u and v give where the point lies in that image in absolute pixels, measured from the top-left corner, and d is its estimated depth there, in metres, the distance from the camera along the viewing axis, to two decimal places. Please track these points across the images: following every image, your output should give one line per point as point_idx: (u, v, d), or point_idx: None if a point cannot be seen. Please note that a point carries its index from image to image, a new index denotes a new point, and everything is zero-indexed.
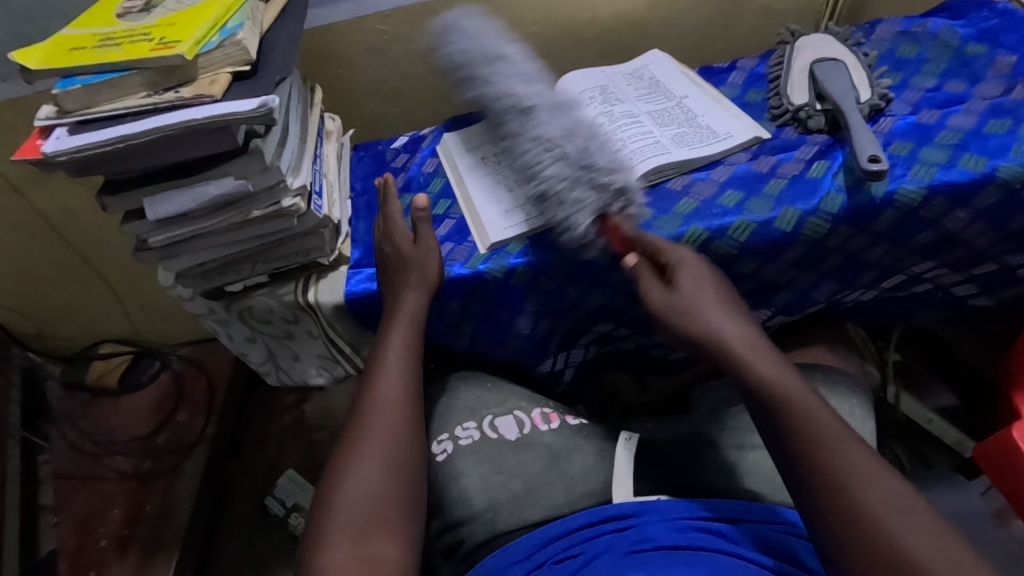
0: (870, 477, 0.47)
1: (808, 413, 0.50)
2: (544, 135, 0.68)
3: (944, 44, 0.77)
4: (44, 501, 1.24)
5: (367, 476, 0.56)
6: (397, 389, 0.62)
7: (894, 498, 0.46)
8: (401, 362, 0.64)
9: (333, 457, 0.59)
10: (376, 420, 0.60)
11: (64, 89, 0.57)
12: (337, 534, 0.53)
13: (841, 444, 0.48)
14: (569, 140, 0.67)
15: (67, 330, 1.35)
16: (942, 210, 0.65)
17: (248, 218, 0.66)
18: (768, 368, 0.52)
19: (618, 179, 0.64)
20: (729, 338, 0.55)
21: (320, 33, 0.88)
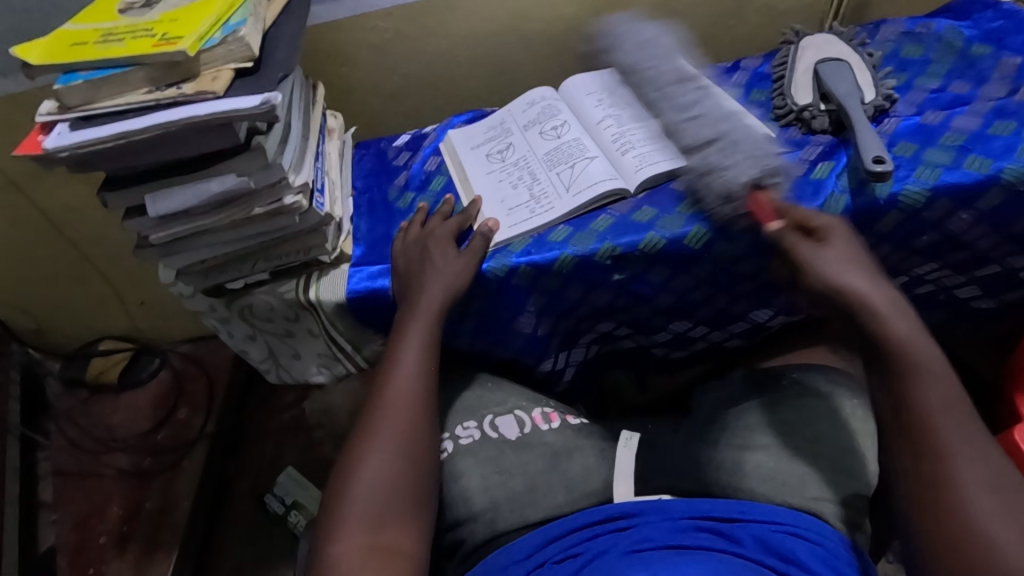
0: (975, 455, 0.50)
1: (935, 380, 0.53)
2: (695, 108, 0.69)
3: (949, 45, 0.77)
4: (43, 498, 1.23)
5: (379, 470, 0.56)
6: (415, 383, 0.62)
7: (989, 475, 0.49)
8: (420, 355, 0.64)
9: (347, 450, 0.59)
10: (390, 413, 0.60)
11: (65, 84, 0.57)
12: (350, 525, 0.53)
13: (948, 415, 0.52)
14: (721, 119, 0.68)
15: (67, 327, 1.35)
16: (945, 211, 0.65)
17: (249, 216, 0.66)
18: (904, 328, 0.56)
19: (771, 159, 0.64)
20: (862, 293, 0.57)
21: (322, 30, 0.88)
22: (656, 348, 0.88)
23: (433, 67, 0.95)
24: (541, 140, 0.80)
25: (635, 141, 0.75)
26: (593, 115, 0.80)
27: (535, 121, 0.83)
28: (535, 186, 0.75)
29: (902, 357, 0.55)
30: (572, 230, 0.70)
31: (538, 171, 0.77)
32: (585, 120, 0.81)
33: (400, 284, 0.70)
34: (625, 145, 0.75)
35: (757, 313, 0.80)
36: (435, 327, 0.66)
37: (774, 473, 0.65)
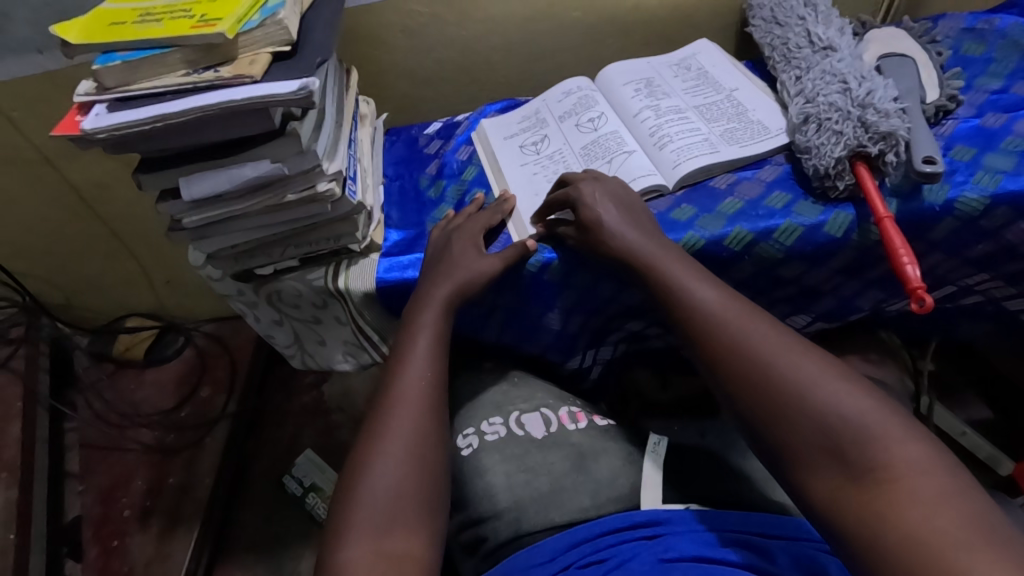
0: (839, 430, 0.44)
1: (763, 363, 0.49)
2: (835, 72, 0.69)
3: (1014, 42, 0.72)
4: (70, 469, 1.26)
5: (389, 472, 0.54)
6: (422, 379, 0.60)
7: (853, 430, 0.44)
8: (429, 353, 0.62)
9: (358, 447, 0.57)
10: (397, 411, 0.58)
11: (103, 64, 0.56)
12: (358, 531, 0.51)
13: (779, 385, 0.48)
14: (858, 81, 0.67)
15: (96, 303, 1.36)
16: (1004, 220, 0.61)
17: (282, 202, 0.65)
18: (718, 304, 0.55)
19: (895, 125, 0.62)
20: (674, 275, 0.58)
21: (357, 13, 0.86)
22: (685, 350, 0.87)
23: (468, 53, 0.93)
24: (576, 132, 0.78)
25: (676, 134, 0.72)
26: (631, 109, 0.78)
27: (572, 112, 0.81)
28: None
29: (722, 348, 0.52)
30: None
31: (573, 163, 0.75)
32: (623, 112, 0.79)
33: (427, 272, 0.69)
34: (664, 139, 0.72)
35: (795, 319, 0.76)
36: (444, 324, 0.65)
37: None
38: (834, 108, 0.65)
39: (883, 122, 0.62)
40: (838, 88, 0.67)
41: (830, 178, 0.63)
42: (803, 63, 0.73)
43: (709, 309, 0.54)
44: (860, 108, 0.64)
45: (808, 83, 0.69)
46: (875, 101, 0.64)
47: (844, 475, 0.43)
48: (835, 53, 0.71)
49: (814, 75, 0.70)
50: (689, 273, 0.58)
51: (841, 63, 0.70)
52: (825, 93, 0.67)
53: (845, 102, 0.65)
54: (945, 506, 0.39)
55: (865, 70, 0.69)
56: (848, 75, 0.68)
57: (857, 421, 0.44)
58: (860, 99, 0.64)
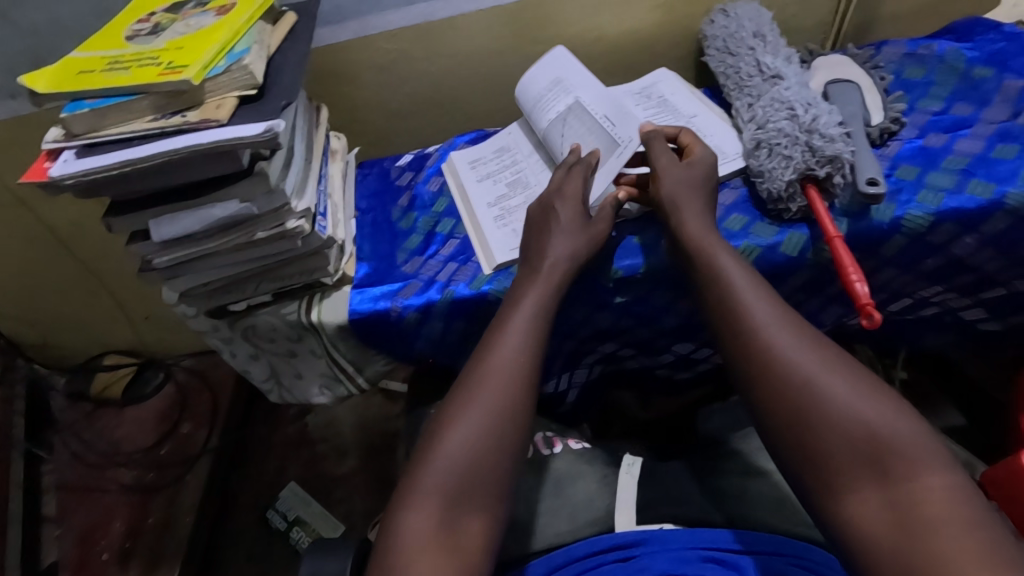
0: (883, 432, 0.46)
1: (811, 371, 0.51)
2: (783, 100, 0.72)
3: (952, 66, 0.77)
4: (47, 513, 1.23)
5: (468, 436, 0.54)
6: (520, 358, 0.58)
7: (895, 451, 0.46)
8: (526, 332, 0.60)
9: (439, 411, 0.58)
10: (488, 378, 0.57)
11: (72, 112, 0.58)
12: (426, 491, 0.52)
13: (823, 393, 0.49)
14: (805, 108, 0.70)
15: (73, 342, 1.35)
16: (950, 235, 0.64)
17: (252, 239, 0.66)
18: (768, 306, 0.56)
19: (838, 149, 0.65)
20: (726, 265, 0.59)
21: (327, 52, 0.89)
22: (660, 369, 0.88)
23: (437, 86, 0.95)
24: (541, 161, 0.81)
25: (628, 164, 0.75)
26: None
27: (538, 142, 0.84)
28: None
29: (768, 350, 0.53)
30: None
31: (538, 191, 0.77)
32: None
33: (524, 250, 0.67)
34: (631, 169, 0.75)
35: None
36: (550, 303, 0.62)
37: (779, 500, 0.64)
38: (783, 135, 0.68)
39: (829, 147, 0.64)
40: (786, 115, 0.70)
41: (783, 201, 0.66)
42: (754, 91, 0.76)
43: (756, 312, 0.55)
44: (807, 134, 0.67)
45: (758, 111, 0.73)
46: (820, 127, 0.67)
47: (881, 491, 0.45)
48: (783, 81, 0.75)
49: (764, 103, 0.73)
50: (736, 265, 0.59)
51: (789, 90, 0.73)
52: (773, 121, 0.70)
53: (793, 128, 0.68)
54: (980, 529, 0.41)
55: (812, 96, 0.72)
56: (795, 102, 0.71)
57: (898, 444, 0.46)
58: (807, 126, 0.67)
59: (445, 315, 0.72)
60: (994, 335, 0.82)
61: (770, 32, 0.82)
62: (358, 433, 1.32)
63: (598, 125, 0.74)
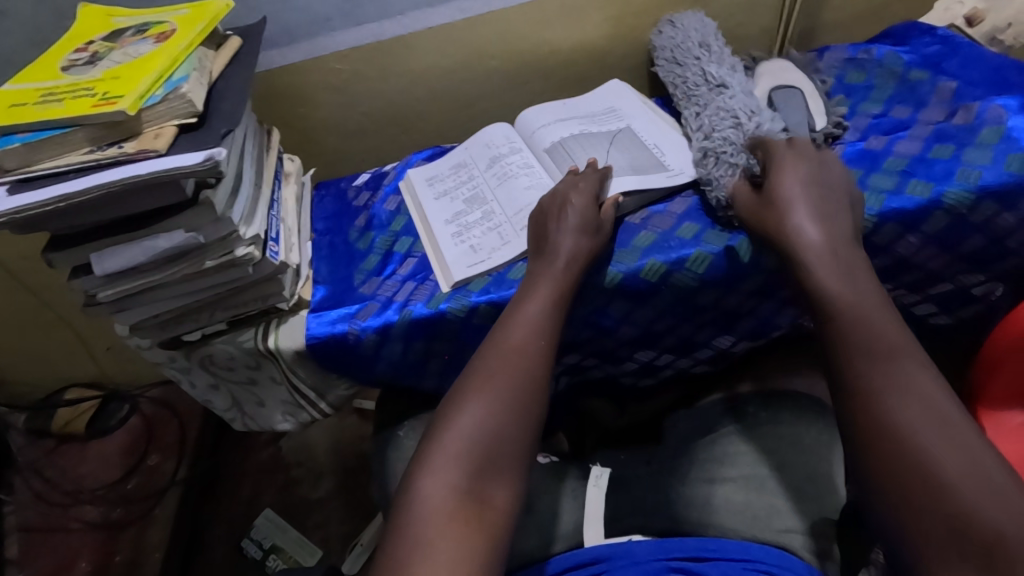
0: (941, 429, 0.45)
1: (884, 365, 0.49)
2: (728, 108, 0.73)
3: (890, 70, 0.79)
4: (8, 556, 1.19)
5: (492, 425, 0.53)
6: (533, 342, 0.59)
7: (948, 459, 0.43)
8: (539, 320, 0.61)
9: (465, 390, 0.56)
10: (518, 374, 0.56)
11: (3, 147, 0.56)
12: (447, 467, 0.51)
13: (888, 396, 0.48)
14: (749, 116, 0.72)
15: (31, 377, 1.31)
16: (893, 235, 0.66)
17: (201, 269, 0.65)
18: (853, 299, 0.54)
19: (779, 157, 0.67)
20: (806, 247, 0.58)
21: (278, 74, 0.88)
22: (625, 378, 0.88)
23: (392, 104, 0.95)
24: (495, 175, 0.80)
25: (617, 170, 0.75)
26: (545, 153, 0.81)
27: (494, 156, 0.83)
28: (491, 222, 0.75)
29: (852, 349, 0.51)
30: None
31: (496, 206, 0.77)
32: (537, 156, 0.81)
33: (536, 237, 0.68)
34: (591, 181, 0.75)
35: (721, 340, 0.80)
36: (561, 295, 0.62)
37: (743, 507, 0.64)
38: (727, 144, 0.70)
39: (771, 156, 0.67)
40: (731, 124, 0.71)
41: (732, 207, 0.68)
42: (700, 101, 0.77)
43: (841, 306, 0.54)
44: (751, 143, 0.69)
45: (705, 120, 0.74)
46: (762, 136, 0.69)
47: (930, 499, 0.42)
48: (728, 90, 0.76)
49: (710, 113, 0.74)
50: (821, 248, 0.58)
51: (733, 99, 0.74)
52: (719, 130, 0.71)
53: (738, 137, 0.70)
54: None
55: (755, 105, 0.74)
56: (738, 111, 0.73)
57: (952, 457, 0.43)
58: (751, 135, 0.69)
59: (404, 335, 0.72)
60: (945, 329, 0.84)
61: (714, 42, 0.84)
62: (332, 456, 1.30)
63: (648, 151, 0.78)
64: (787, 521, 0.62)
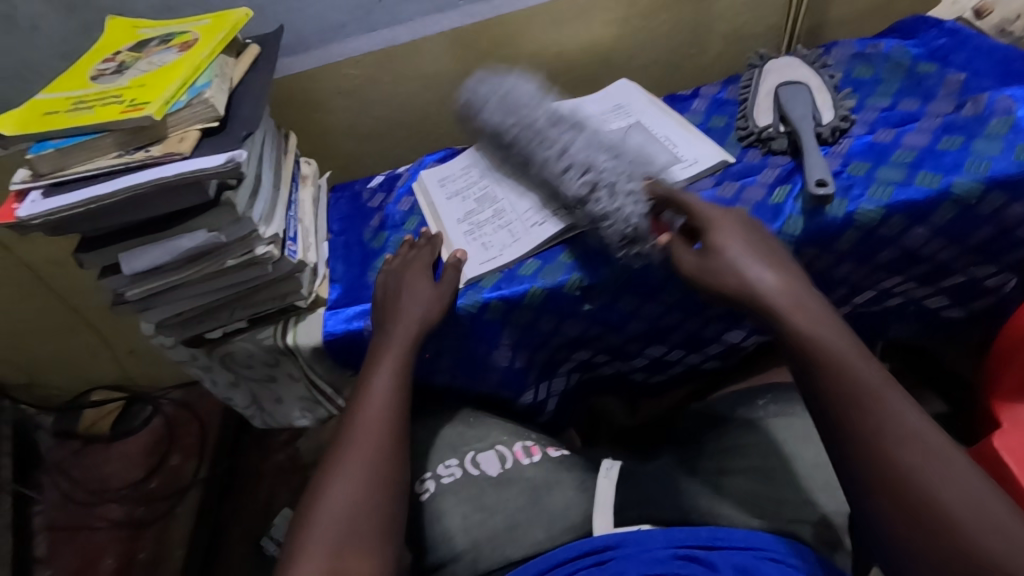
0: (931, 464, 0.45)
1: (865, 406, 0.48)
2: (598, 145, 0.71)
3: (897, 64, 0.79)
4: (36, 554, 1.22)
5: (346, 491, 0.57)
6: (383, 412, 0.63)
7: (946, 493, 0.44)
8: (388, 389, 0.65)
9: (318, 474, 0.60)
10: (357, 440, 0.61)
11: (37, 153, 0.59)
12: (315, 548, 0.53)
13: (880, 434, 0.47)
14: (612, 151, 0.71)
15: (59, 379, 1.35)
16: (901, 227, 0.66)
17: (222, 268, 0.67)
18: (824, 335, 0.52)
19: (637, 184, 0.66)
20: (766, 288, 0.55)
21: (294, 81, 0.91)
22: (635, 374, 0.89)
23: (403, 109, 0.97)
24: (505, 173, 0.82)
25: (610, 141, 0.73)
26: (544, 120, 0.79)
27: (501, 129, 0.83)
28: (503, 220, 0.77)
29: (834, 388, 0.50)
30: (540, 264, 0.72)
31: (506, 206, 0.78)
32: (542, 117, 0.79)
33: (377, 315, 0.71)
34: None
35: (731, 335, 0.81)
36: (403, 357, 0.66)
37: (752, 497, 0.65)
38: (580, 182, 0.68)
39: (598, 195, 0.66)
40: (608, 157, 0.69)
41: (634, 240, 0.65)
42: (602, 135, 0.75)
43: (811, 342, 0.51)
44: (589, 181, 0.67)
45: (575, 155, 0.70)
46: (603, 169, 0.68)
47: (943, 536, 0.43)
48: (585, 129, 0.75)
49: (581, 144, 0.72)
50: (779, 287, 0.55)
51: (584, 138, 0.73)
52: (594, 158, 0.69)
53: (616, 167, 0.68)
54: None
55: (599, 141, 0.73)
56: (610, 146, 0.71)
57: (949, 493, 0.44)
58: (594, 171, 0.68)
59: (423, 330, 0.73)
60: (957, 322, 0.83)
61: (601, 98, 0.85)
62: None
63: (659, 142, 0.80)
64: (795, 511, 0.63)
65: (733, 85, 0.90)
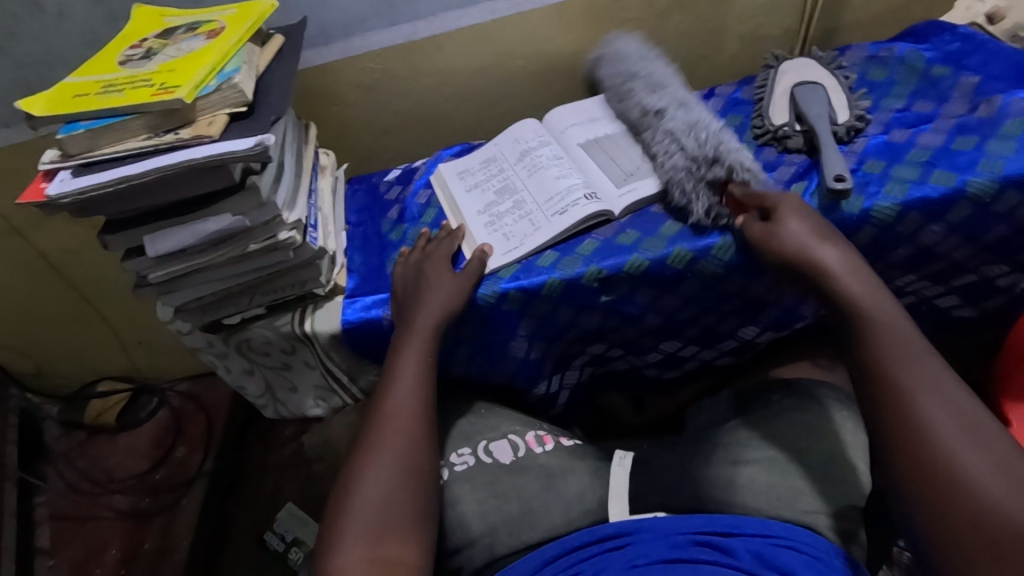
0: (960, 425, 0.49)
1: (909, 384, 0.51)
2: (674, 130, 0.75)
3: (911, 66, 0.81)
4: (40, 544, 1.21)
5: (381, 480, 0.58)
6: (412, 400, 0.64)
7: (973, 458, 0.47)
8: (416, 376, 0.65)
9: (349, 464, 0.61)
10: (387, 429, 0.62)
11: (68, 133, 0.60)
12: (354, 535, 0.54)
13: (917, 398, 0.51)
14: (693, 134, 0.73)
15: (66, 369, 1.35)
16: (917, 224, 0.67)
17: (245, 252, 0.68)
18: (874, 304, 0.56)
19: (727, 158, 0.69)
20: (827, 263, 0.59)
21: (314, 73, 0.92)
22: (648, 368, 0.89)
23: (421, 104, 0.98)
24: (517, 154, 0.85)
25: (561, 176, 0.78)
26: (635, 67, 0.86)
27: (612, 61, 0.89)
28: (523, 211, 0.78)
29: (874, 355, 0.54)
30: (558, 255, 0.73)
31: (685, 137, 0.74)
32: (619, 79, 0.87)
33: (399, 310, 0.72)
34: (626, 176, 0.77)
35: (745, 330, 0.82)
36: (433, 346, 0.67)
37: (768, 488, 0.65)
38: (687, 164, 0.71)
39: (711, 171, 0.69)
40: (677, 149, 0.73)
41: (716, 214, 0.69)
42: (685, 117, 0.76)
43: (866, 315, 0.56)
44: (711, 161, 0.70)
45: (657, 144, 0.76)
46: (727, 155, 0.70)
47: (958, 500, 0.46)
48: (667, 113, 0.78)
49: (670, 126, 0.76)
50: (838, 264, 0.59)
51: (675, 118, 0.76)
52: (687, 146, 0.72)
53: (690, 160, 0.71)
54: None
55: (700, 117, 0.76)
56: (705, 133, 0.72)
57: (976, 456, 0.47)
58: (716, 148, 0.70)
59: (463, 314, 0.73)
60: (969, 322, 0.84)
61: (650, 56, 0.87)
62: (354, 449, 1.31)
63: None
64: (810, 502, 0.63)
65: (749, 85, 0.91)
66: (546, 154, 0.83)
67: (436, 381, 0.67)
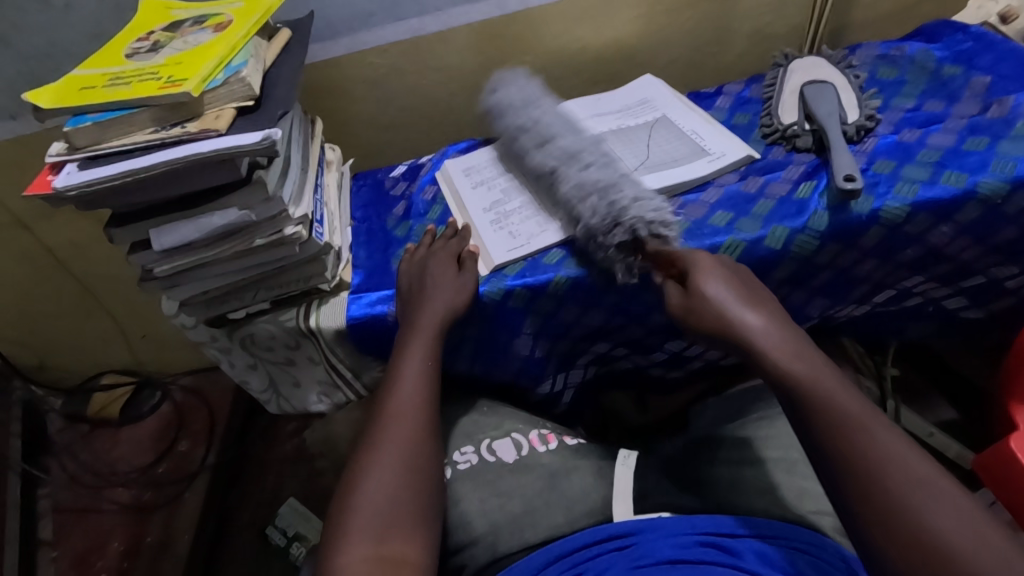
0: (917, 482, 0.45)
1: (863, 439, 0.48)
2: (584, 181, 0.69)
3: (922, 66, 0.80)
4: (43, 536, 1.21)
5: (385, 479, 0.58)
6: (416, 397, 0.64)
7: (942, 522, 0.43)
8: (422, 373, 0.65)
9: (352, 461, 0.61)
10: (390, 428, 0.61)
11: (75, 126, 0.60)
12: (357, 534, 0.54)
13: (875, 471, 0.46)
14: (595, 191, 0.67)
15: (69, 362, 1.35)
16: (926, 225, 0.67)
17: (251, 247, 0.68)
18: (799, 373, 0.53)
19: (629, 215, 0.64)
20: (749, 331, 0.56)
21: (321, 68, 0.91)
22: (653, 368, 0.89)
23: (427, 100, 0.98)
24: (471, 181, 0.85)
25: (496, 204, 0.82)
26: (520, 118, 0.79)
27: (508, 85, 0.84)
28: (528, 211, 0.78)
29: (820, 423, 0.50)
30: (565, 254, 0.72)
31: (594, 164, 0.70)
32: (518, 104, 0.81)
33: (404, 307, 0.72)
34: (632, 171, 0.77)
35: None
36: (437, 343, 0.67)
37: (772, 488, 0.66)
38: (597, 224, 0.66)
39: (613, 238, 0.64)
40: (592, 199, 0.67)
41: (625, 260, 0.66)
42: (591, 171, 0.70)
43: (801, 383, 0.52)
44: (611, 226, 0.65)
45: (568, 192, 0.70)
46: (628, 216, 0.64)
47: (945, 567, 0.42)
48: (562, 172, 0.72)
49: (576, 179, 0.70)
50: (760, 330, 0.56)
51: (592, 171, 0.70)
52: (586, 213, 0.67)
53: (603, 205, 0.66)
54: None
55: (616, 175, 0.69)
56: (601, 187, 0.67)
57: (947, 522, 0.43)
58: (615, 207, 0.65)
59: None
60: (976, 323, 0.83)
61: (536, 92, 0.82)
62: None
63: (686, 137, 0.81)
64: (815, 503, 0.64)
65: (757, 83, 0.91)
66: (552, 152, 0.82)
67: (440, 378, 0.67)
